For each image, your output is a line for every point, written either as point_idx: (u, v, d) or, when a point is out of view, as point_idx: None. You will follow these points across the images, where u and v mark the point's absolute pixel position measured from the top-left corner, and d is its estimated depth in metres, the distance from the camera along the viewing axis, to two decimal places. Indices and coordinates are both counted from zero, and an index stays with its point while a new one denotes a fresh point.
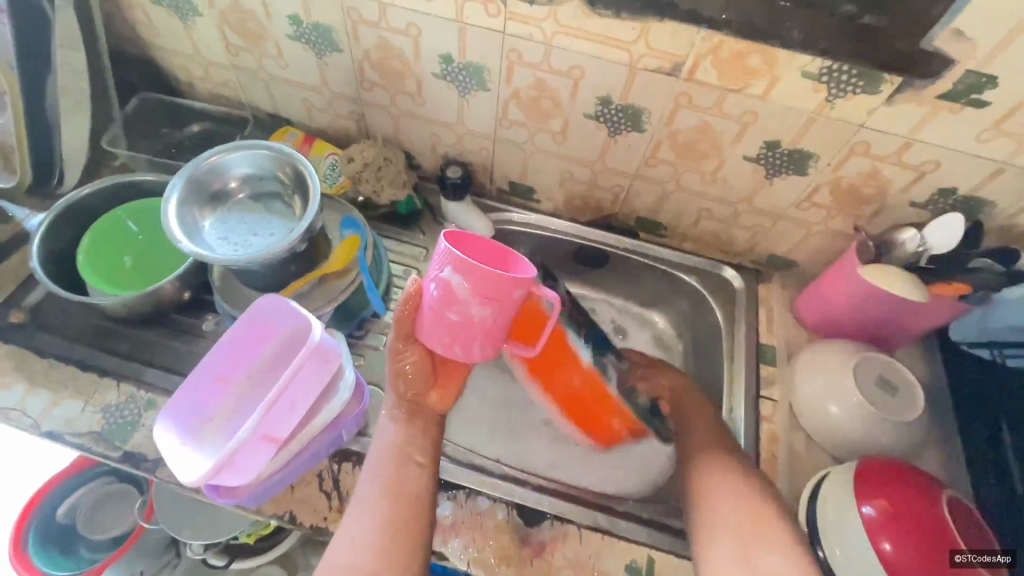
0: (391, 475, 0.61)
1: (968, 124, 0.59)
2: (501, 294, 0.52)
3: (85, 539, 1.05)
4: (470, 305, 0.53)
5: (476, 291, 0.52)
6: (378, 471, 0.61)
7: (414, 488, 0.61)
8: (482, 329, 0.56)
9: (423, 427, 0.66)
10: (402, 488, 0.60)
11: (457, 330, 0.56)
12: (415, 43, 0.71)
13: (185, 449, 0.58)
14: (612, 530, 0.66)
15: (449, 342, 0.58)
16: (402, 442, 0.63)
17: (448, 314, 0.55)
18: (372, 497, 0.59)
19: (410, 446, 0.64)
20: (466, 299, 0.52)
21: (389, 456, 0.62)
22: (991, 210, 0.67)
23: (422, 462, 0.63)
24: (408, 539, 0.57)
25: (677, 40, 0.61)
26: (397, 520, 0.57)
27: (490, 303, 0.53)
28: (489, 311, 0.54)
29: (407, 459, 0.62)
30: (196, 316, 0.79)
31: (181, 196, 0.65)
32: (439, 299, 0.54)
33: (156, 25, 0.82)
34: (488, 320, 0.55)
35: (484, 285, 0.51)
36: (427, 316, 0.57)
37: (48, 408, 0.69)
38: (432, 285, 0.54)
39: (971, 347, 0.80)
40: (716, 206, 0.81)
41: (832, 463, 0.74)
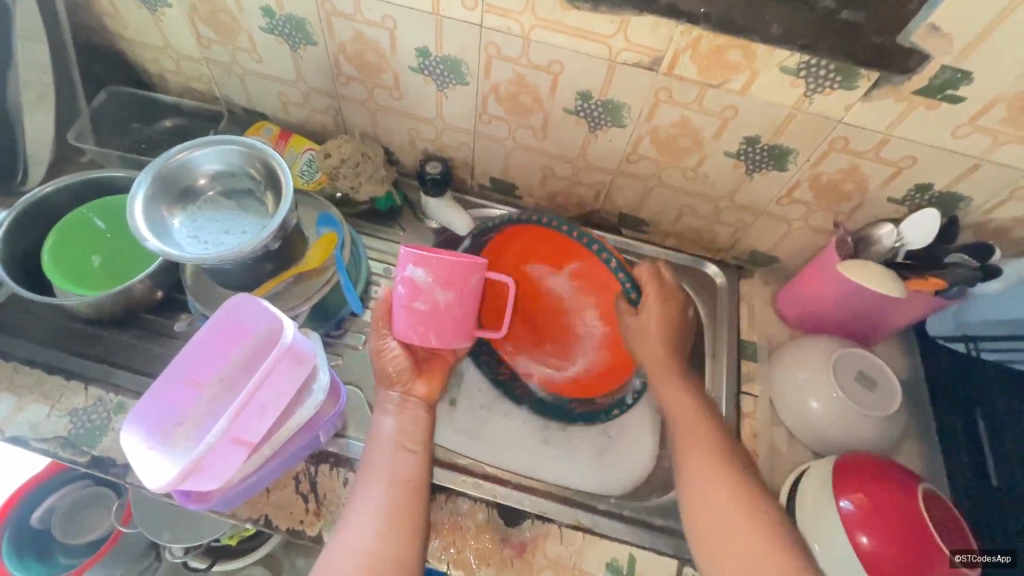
0: (389, 462, 0.61)
1: (944, 120, 0.59)
2: (460, 276, 0.60)
3: (61, 544, 1.02)
4: (435, 292, 0.60)
5: (438, 278, 0.60)
6: (376, 458, 0.61)
7: (411, 473, 0.60)
8: (448, 316, 0.62)
9: (414, 421, 0.65)
10: (401, 475, 0.60)
11: (428, 322, 0.62)
12: (391, 36, 0.70)
13: (154, 454, 0.56)
14: (595, 529, 0.66)
15: (421, 335, 0.63)
16: (396, 432, 0.64)
17: (417, 305, 0.61)
18: (370, 484, 0.59)
19: (405, 436, 0.63)
20: (430, 285, 0.60)
21: (386, 443, 0.62)
22: (968, 206, 0.68)
23: (415, 449, 0.63)
24: (407, 523, 0.57)
25: (656, 35, 0.60)
26: (396, 505, 0.57)
27: (452, 287, 0.60)
28: (452, 295, 0.61)
29: (403, 448, 0.62)
30: (168, 317, 0.77)
31: (149, 194, 0.63)
32: (407, 293, 0.61)
33: (125, 16, 0.80)
34: (453, 306, 0.62)
35: (444, 271, 0.59)
36: (399, 315, 0.63)
37: (12, 414, 0.67)
38: (398, 284, 0.62)
39: (947, 341, 0.80)
40: (697, 201, 0.80)
41: (811, 457, 0.75)
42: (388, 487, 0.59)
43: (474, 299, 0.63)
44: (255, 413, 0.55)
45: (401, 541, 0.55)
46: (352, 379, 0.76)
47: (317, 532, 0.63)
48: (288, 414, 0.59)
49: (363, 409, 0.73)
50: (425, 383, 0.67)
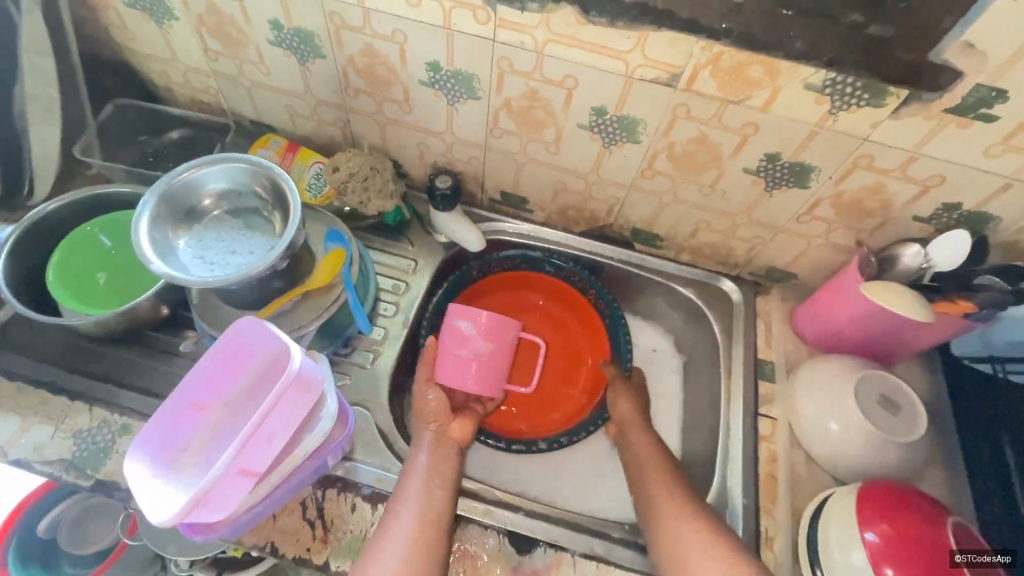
0: (419, 493, 0.61)
1: (975, 139, 0.57)
2: (500, 330, 0.73)
3: (66, 554, 1.01)
4: (478, 340, 0.72)
5: (483, 329, 0.72)
6: (407, 488, 0.62)
7: (437, 505, 0.61)
8: (486, 363, 0.73)
9: (446, 456, 0.67)
10: (429, 507, 0.60)
11: (467, 367, 0.72)
12: (401, 50, 0.68)
13: (158, 483, 0.55)
14: (608, 558, 0.64)
15: (463, 379, 0.72)
16: (428, 464, 0.65)
17: (461, 353, 0.72)
18: (399, 514, 0.59)
19: (434, 472, 0.64)
20: (476, 335, 0.71)
21: (417, 475, 0.63)
22: (997, 225, 0.65)
23: (444, 484, 0.63)
24: (428, 555, 0.56)
25: (674, 50, 0.58)
26: (421, 534, 0.57)
27: (492, 339, 0.72)
28: (492, 344, 0.73)
29: (434, 481, 0.63)
30: (173, 334, 0.76)
31: (154, 214, 0.62)
32: (455, 344, 0.72)
33: (131, 29, 0.78)
34: (491, 354, 0.73)
35: (489, 324, 0.72)
36: (444, 361, 0.73)
37: (16, 435, 0.66)
38: (447, 335, 0.72)
39: (972, 362, 0.78)
40: (713, 217, 0.78)
41: (832, 482, 0.73)
42: (416, 518, 0.58)
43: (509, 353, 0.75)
44: (261, 442, 0.53)
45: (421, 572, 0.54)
46: (359, 399, 0.75)
47: (324, 559, 0.61)
48: (295, 442, 0.57)
49: (371, 431, 0.71)
50: (459, 423, 0.72)
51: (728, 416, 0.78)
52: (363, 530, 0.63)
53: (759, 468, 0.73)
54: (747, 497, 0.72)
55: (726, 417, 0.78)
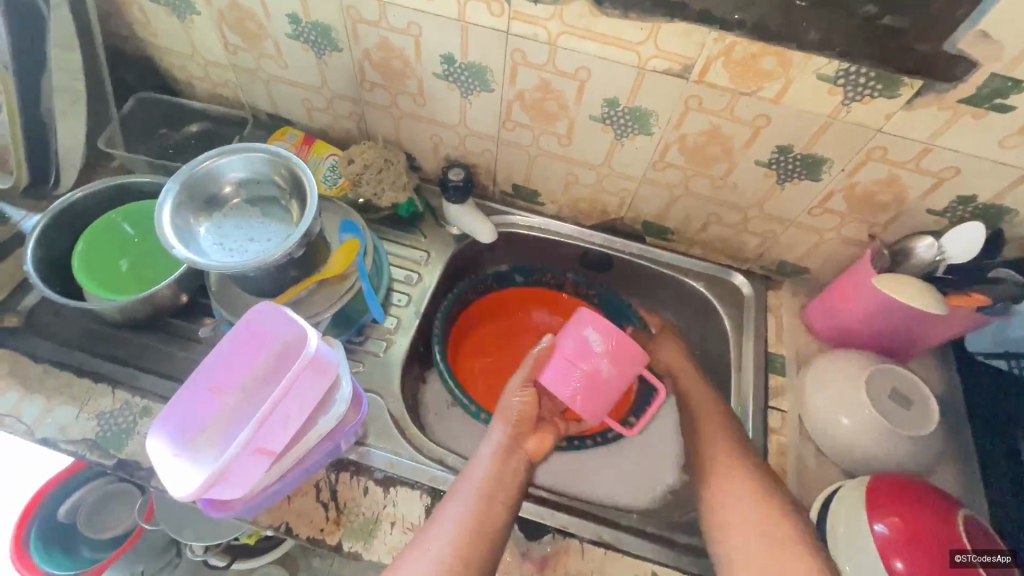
0: (478, 500, 0.59)
1: (992, 130, 0.57)
2: (626, 360, 0.66)
3: (85, 539, 1.04)
4: (602, 361, 0.66)
5: (611, 352, 0.66)
6: (463, 496, 0.59)
7: (495, 525, 0.57)
8: (599, 386, 0.67)
9: (516, 471, 0.63)
10: (483, 522, 0.57)
11: (582, 382, 0.67)
12: (416, 43, 0.69)
13: (179, 461, 0.56)
14: (617, 545, 0.65)
15: (570, 390, 0.67)
16: (495, 477, 0.61)
17: (581, 367, 0.66)
18: (452, 508, 0.58)
19: (498, 485, 0.60)
20: (602, 354, 0.66)
21: (477, 485, 0.60)
22: (1013, 218, 0.65)
23: (506, 501, 0.59)
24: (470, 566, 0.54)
25: (687, 41, 0.59)
26: (465, 552, 0.55)
27: (616, 366, 0.66)
28: (612, 371, 0.67)
29: (495, 497, 0.59)
30: (192, 321, 0.78)
31: (176, 202, 0.64)
32: (576, 354, 0.66)
33: (154, 24, 0.81)
34: (607, 382, 0.67)
35: (619, 347, 0.66)
36: (554, 366, 0.68)
37: (42, 416, 0.68)
38: (571, 340, 0.67)
39: (985, 358, 0.78)
40: (724, 210, 0.78)
41: (843, 476, 0.72)
42: (467, 527, 0.56)
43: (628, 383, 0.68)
44: (277, 423, 0.55)
45: None
46: (372, 386, 0.76)
47: (337, 540, 0.62)
48: (310, 424, 0.58)
49: (383, 417, 0.73)
50: (537, 439, 0.67)
51: (737, 409, 0.78)
52: (375, 513, 0.64)
53: (768, 460, 0.74)
54: None
55: (736, 410, 0.78)
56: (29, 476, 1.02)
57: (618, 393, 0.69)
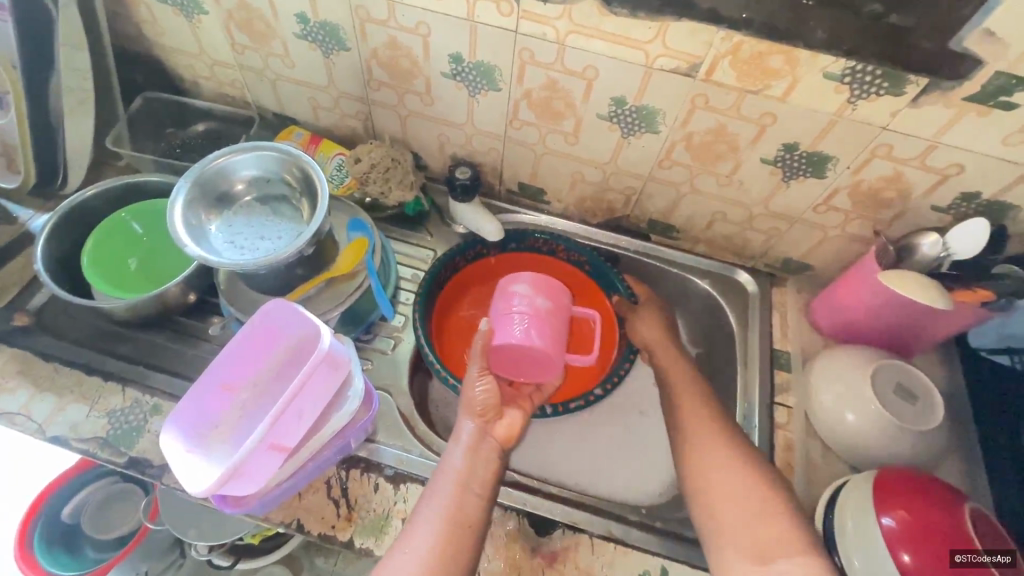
0: (452, 498, 0.59)
1: (994, 127, 0.57)
2: (555, 289, 0.74)
3: (90, 539, 1.04)
4: (535, 297, 0.72)
5: (538, 288, 0.73)
6: (440, 490, 0.60)
7: (473, 519, 0.58)
8: (544, 320, 0.71)
9: (489, 461, 0.63)
10: (461, 516, 0.58)
11: (528, 322, 0.71)
12: (425, 43, 0.70)
13: (192, 457, 0.57)
14: (626, 540, 0.65)
15: (524, 333, 0.70)
16: (465, 470, 0.61)
17: (517, 309, 0.71)
18: (429, 509, 0.59)
19: (473, 477, 0.61)
20: (533, 291, 0.72)
21: (452, 480, 0.60)
22: (1017, 214, 0.65)
23: (482, 494, 0.60)
24: (452, 564, 0.55)
25: (694, 40, 0.59)
26: (444, 547, 0.56)
27: (550, 297, 0.73)
28: (549, 303, 0.73)
29: (470, 489, 0.60)
30: (201, 320, 0.78)
31: (188, 199, 0.64)
32: (507, 302, 0.72)
33: (161, 24, 0.81)
34: (548, 313, 0.72)
35: (545, 283, 0.73)
36: (499, 327, 0.71)
37: (53, 414, 0.68)
38: (499, 297, 0.73)
39: (990, 353, 0.77)
40: (729, 208, 0.79)
41: (849, 471, 0.73)
42: (444, 526, 0.57)
43: (564, 317, 0.74)
44: (291, 419, 0.55)
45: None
46: (381, 384, 0.77)
47: (349, 537, 0.63)
48: (323, 420, 0.59)
49: (393, 414, 0.73)
50: (507, 423, 0.67)
51: (744, 405, 0.79)
52: (387, 509, 0.65)
53: (775, 455, 0.74)
54: None
55: (742, 406, 0.79)
56: (28, 477, 1.03)
57: (563, 329, 0.74)
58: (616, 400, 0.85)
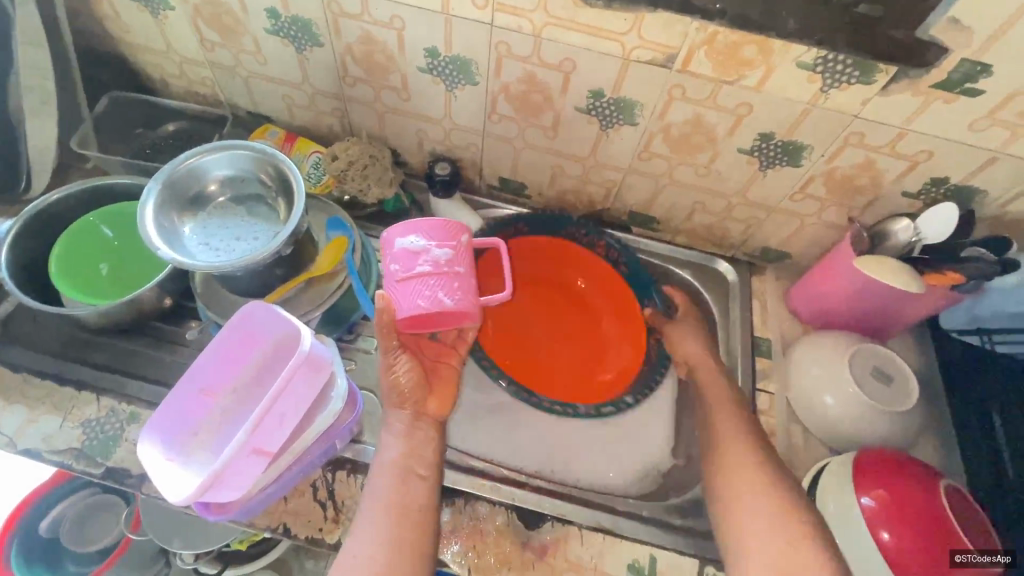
0: (396, 485, 0.60)
1: (961, 114, 0.59)
2: (450, 234, 0.64)
3: (71, 553, 1.02)
4: (431, 250, 0.63)
5: (431, 238, 0.63)
6: (379, 485, 0.60)
7: (420, 501, 0.59)
8: (448, 274, 0.63)
9: (425, 436, 0.65)
10: (408, 502, 0.59)
11: (430, 281, 0.62)
12: (399, 37, 0.69)
13: (171, 465, 0.55)
14: (616, 531, 0.66)
15: (429, 296, 0.62)
16: (402, 451, 0.62)
17: (417, 272, 0.62)
18: (374, 500, 0.59)
19: (413, 458, 0.62)
20: (427, 244, 0.63)
21: (391, 466, 0.61)
22: (983, 199, 0.67)
23: (425, 473, 0.62)
24: (407, 550, 0.56)
25: (670, 32, 0.59)
26: (398, 534, 0.56)
27: (446, 245, 0.63)
28: (448, 254, 0.63)
29: (410, 475, 0.61)
30: (178, 324, 0.76)
31: (159, 201, 0.62)
32: (400, 263, 0.62)
33: (126, 20, 0.78)
34: (451, 263, 0.63)
35: (436, 229, 0.64)
36: (399, 294, 0.62)
37: (25, 426, 0.66)
38: (393, 261, 0.63)
39: (960, 334, 0.81)
40: (708, 198, 0.80)
41: (829, 453, 0.75)
42: (393, 513, 0.58)
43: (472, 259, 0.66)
44: (274, 423, 0.54)
45: (393, 568, 0.54)
46: (366, 384, 0.76)
47: (337, 539, 0.62)
48: (306, 422, 0.58)
49: (377, 414, 0.72)
50: (438, 398, 0.67)
51: None
52: None
53: None
54: None
55: None
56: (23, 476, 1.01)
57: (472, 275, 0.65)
58: None
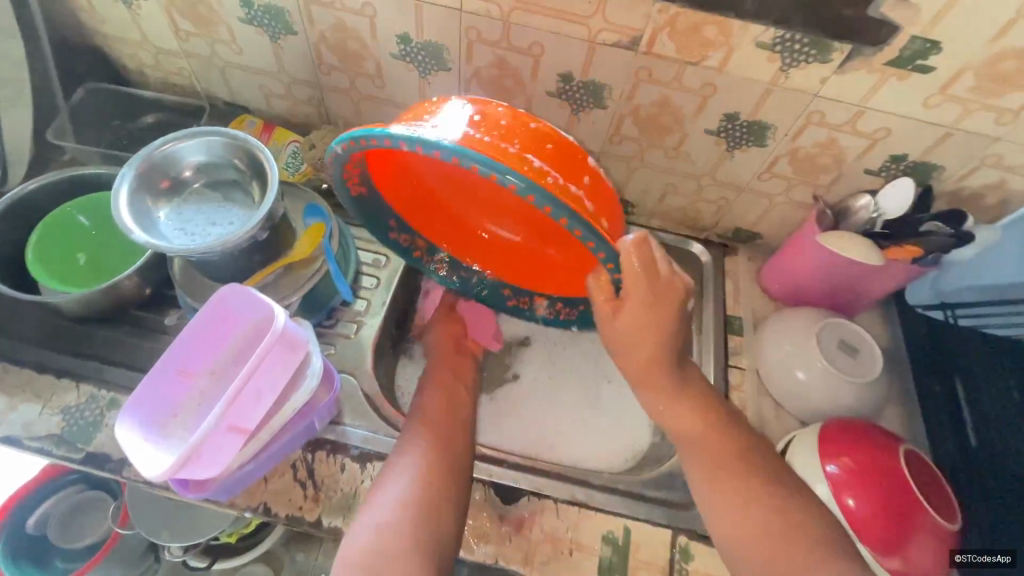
0: (433, 423, 0.66)
1: (915, 90, 0.61)
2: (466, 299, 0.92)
3: (59, 550, 1.02)
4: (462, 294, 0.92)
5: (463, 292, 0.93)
6: (427, 423, 0.66)
7: (451, 436, 0.66)
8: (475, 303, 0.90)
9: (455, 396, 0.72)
10: (444, 437, 0.65)
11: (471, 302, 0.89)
12: (371, 23, 0.70)
13: (149, 445, 0.56)
14: (591, 503, 0.67)
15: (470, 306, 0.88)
16: (440, 401, 0.70)
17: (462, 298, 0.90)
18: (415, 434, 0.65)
19: (449, 407, 0.70)
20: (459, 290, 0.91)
21: (432, 410, 0.69)
22: (942, 174, 0.69)
23: (454, 418, 0.68)
24: (444, 471, 0.61)
25: (633, 13, 0.61)
26: (450, 452, 0.63)
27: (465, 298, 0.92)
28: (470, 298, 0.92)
29: (452, 414, 0.68)
30: (158, 313, 0.77)
31: (133, 186, 0.63)
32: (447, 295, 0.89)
33: (100, 11, 0.79)
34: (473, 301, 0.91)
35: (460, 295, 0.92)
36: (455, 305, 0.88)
37: (5, 414, 0.67)
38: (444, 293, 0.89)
39: (925, 309, 0.83)
40: (681, 179, 0.81)
41: (799, 426, 0.77)
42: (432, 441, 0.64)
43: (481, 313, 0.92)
44: (249, 400, 0.55)
45: (436, 482, 0.60)
46: (345, 368, 0.77)
47: (316, 517, 0.63)
48: (283, 401, 0.59)
49: (357, 396, 0.73)
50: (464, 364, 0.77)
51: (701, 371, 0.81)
52: (353, 488, 0.65)
53: None
54: None
55: None
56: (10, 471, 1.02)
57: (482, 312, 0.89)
58: (581, 371, 0.87)
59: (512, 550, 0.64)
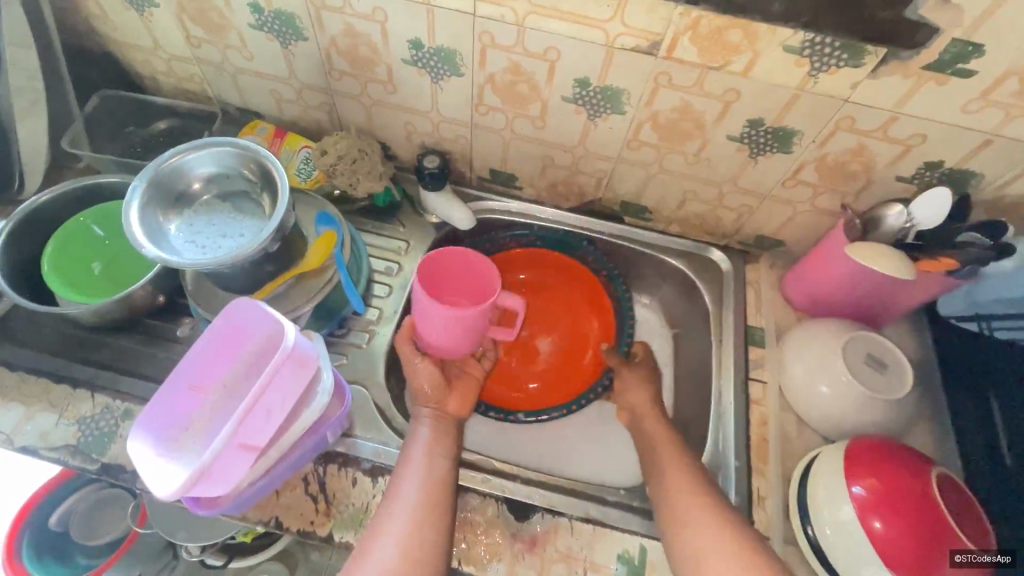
0: (423, 460, 0.63)
1: (954, 95, 0.57)
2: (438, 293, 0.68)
3: (79, 546, 1.03)
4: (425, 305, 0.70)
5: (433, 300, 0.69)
6: (410, 461, 0.63)
7: (443, 474, 0.62)
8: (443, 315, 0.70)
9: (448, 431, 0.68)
10: (434, 476, 0.62)
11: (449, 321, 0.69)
12: (383, 29, 0.68)
13: (160, 461, 0.56)
14: (605, 522, 0.66)
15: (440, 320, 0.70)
16: (430, 435, 0.66)
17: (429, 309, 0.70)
18: (406, 472, 0.62)
19: (438, 441, 0.66)
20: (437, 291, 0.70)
21: (422, 445, 0.64)
22: (980, 182, 0.66)
23: (447, 453, 0.65)
24: (435, 516, 0.58)
25: (654, 17, 0.58)
26: (431, 501, 0.59)
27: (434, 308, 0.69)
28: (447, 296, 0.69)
29: (437, 452, 0.64)
30: (171, 321, 0.77)
31: (144, 199, 0.63)
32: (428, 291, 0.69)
33: (111, 18, 0.78)
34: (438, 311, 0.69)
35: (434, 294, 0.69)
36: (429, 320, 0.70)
37: (21, 424, 0.67)
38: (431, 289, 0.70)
39: (959, 321, 0.79)
40: (700, 186, 0.79)
41: (822, 442, 0.74)
42: (423, 483, 0.60)
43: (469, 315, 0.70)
44: (260, 418, 0.55)
45: (427, 528, 0.57)
46: (357, 378, 0.76)
47: (328, 531, 0.63)
48: (292, 417, 0.59)
49: (369, 407, 0.73)
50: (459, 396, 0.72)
51: (719, 383, 0.79)
52: (365, 502, 0.65)
53: (751, 431, 0.75)
54: (739, 458, 0.73)
55: (717, 385, 0.79)
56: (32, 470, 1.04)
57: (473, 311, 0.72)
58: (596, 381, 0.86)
59: (525, 568, 0.62)
